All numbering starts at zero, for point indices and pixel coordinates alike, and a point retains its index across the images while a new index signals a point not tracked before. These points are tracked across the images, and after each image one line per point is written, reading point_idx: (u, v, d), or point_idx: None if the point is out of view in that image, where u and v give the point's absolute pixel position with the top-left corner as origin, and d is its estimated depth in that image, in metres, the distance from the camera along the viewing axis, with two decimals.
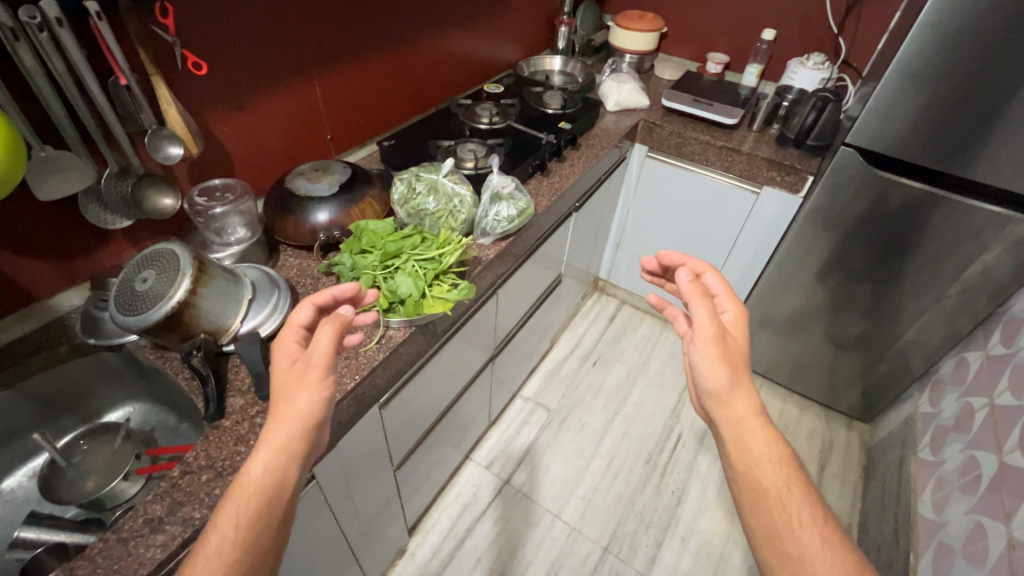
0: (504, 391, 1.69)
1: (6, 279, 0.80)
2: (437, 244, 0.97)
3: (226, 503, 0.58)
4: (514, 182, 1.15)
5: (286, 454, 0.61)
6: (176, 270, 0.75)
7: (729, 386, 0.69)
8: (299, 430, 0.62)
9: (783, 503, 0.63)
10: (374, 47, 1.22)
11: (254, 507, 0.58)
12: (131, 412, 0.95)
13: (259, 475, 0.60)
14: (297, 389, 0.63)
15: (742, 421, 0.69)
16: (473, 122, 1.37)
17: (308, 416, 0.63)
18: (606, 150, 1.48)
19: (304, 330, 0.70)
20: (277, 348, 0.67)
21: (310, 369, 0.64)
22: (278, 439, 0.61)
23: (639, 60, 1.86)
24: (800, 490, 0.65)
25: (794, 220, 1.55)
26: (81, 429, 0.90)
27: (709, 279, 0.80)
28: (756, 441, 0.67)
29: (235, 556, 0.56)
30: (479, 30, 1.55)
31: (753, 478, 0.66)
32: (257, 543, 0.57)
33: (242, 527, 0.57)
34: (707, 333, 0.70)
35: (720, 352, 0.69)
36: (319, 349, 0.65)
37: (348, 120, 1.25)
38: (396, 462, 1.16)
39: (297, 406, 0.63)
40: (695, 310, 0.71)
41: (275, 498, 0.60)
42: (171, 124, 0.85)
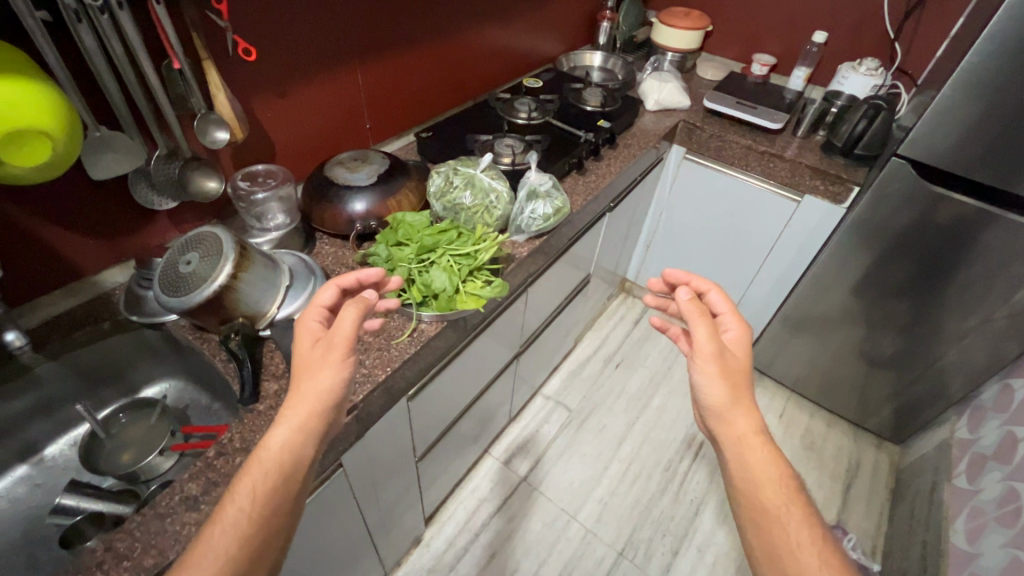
0: (525, 387, 1.69)
1: (57, 254, 0.82)
2: (472, 237, 0.96)
3: (243, 477, 0.60)
4: (551, 180, 1.14)
5: (304, 431, 0.64)
6: (219, 254, 0.77)
7: (730, 402, 0.68)
8: (317, 409, 0.64)
9: (783, 525, 0.61)
10: (417, 37, 1.22)
11: (268, 482, 0.60)
12: (167, 389, 0.97)
13: (276, 450, 0.62)
14: (317, 368, 0.66)
15: (744, 439, 0.66)
16: (511, 117, 1.36)
17: (326, 396, 0.65)
18: (644, 151, 1.46)
19: (326, 311, 0.72)
20: (300, 328, 0.69)
21: (332, 349, 0.66)
22: (297, 416, 0.63)
23: (682, 59, 1.82)
24: (801, 512, 0.62)
25: (835, 231, 1.50)
26: (120, 403, 0.92)
27: (713, 297, 0.79)
28: (760, 461, 0.65)
29: (248, 528, 0.57)
30: (520, 23, 1.53)
31: (754, 497, 0.64)
32: (271, 518, 0.59)
33: (256, 500, 0.59)
34: (707, 351, 0.69)
35: (720, 369, 0.68)
36: (341, 329, 0.67)
37: (388, 110, 1.25)
38: (419, 453, 1.17)
39: (317, 386, 0.65)
40: (695, 328, 0.70)
41: (289, 475, 0.62)
42: (219, 109, 0.85)
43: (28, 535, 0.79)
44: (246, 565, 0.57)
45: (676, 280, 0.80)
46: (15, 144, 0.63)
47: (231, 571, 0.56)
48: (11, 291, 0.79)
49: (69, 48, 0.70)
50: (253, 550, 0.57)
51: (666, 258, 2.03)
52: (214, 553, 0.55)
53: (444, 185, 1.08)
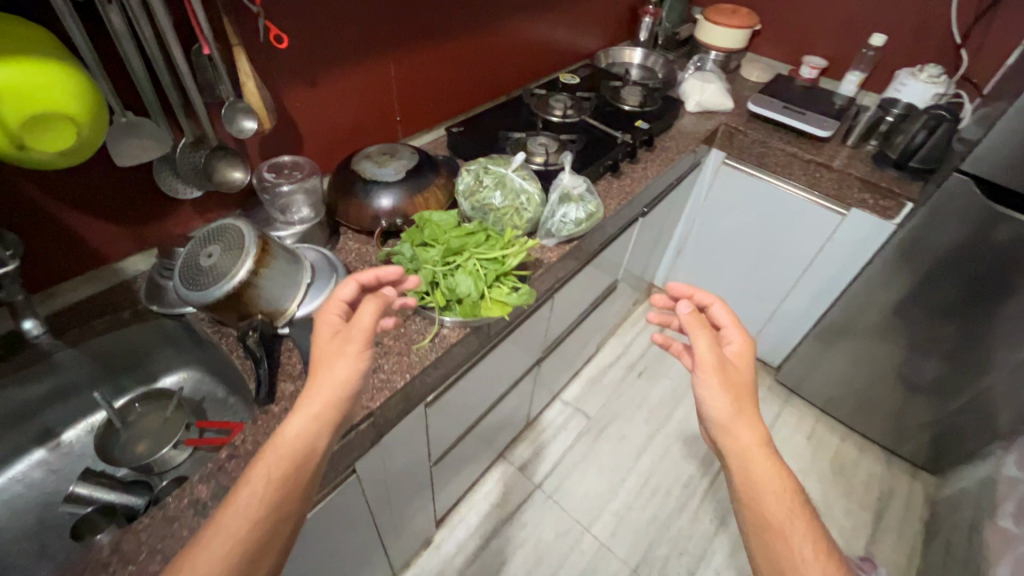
0: (544, 392, 1.65)
1: (81, 240, 0.80)
2: (500, 240, 0.92)
3: (259, 462, 0.59)
4: (585, 182, 1.09)
5: (319, 419, 0.63)
6: (241, 248, 0.75)
7: (732, 415, 0.65)
8: (335, 399, 0.64)
9: (787, 540, 0.58)
10: (453, 28, 1.18)
11: (283, 468, 0.60)
12: (184, 379, 0.95)
13: (292, 438, 0.62)
14: (335, 359, 0.65)
15: (747, 449, 0.63)
16: (546, 114, 1.31)
17: (343, 386, 0.65)
18: (682, 154, 1.39)
19: (344, 304, 0.72)
20: (319, 320, 0.69)
21: (350, 341, 0.67)
22: (312, 407, 0.63)
23: (726, 58, 1.73)
24: (804, 524, 0.59)
25: (883, 248, 1.42)
26: (137, 392, 0.91)
27: (717, 311, 0.75)
28: (766, 475, 0.62)
29: (261, 512, 0.57)
30: (559, 16, 1.48)
31: (758, 511, 0.61)
32: (284, 504, 0.59)
33: (271, 485, 0.59)
34: (708, 363, 0.67)
35: (721, 380, 0.66)
36: (359, 323, 0.67)
37: (420, 103, 1.21)
38: (434, 456, 1.14)
39: (333, 377, 0.65)
40: (696, 340, 0.68)
41: (304, 462, 0.62)
42: (247, 98, 0.82)
43: (42, 523, 0.79)
44: (256, 550, 0.56)
45: (678, 294, 0.77)
46: (41, 131, 0.61)
47: (240, 556, 0.55)
48: (33, 275, 0.78)
49: (98, 29, 0.67)
50: (264, 536, 0.57)
51: (697, 266, 1.96)
52: (226, 535, 0.55)
53: (473, 184, 1.04)
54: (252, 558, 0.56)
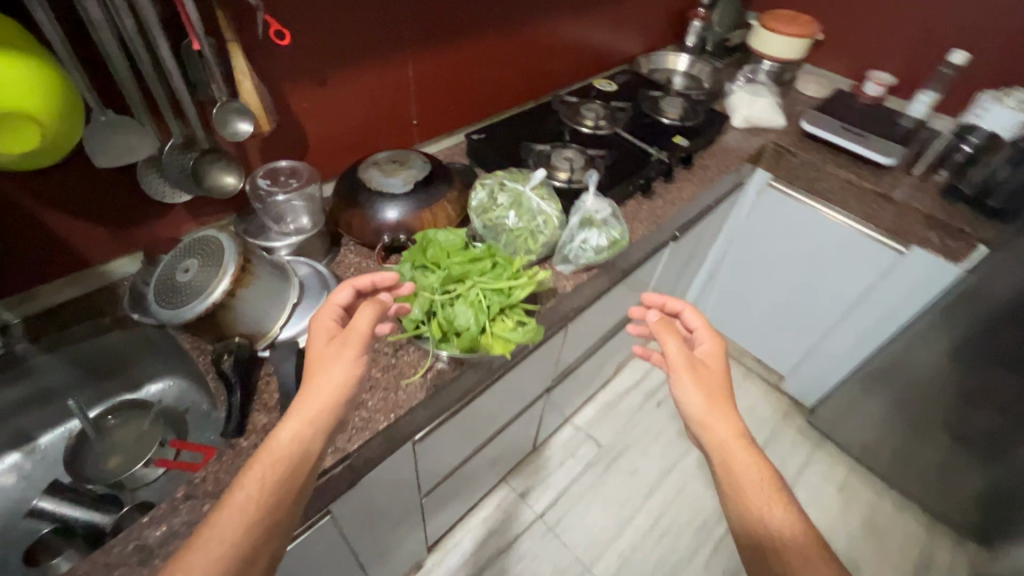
0: (554, 415, 1.56)
1: (61, 243, 0.76)
2: (508, 267, 0.83)
3: (255, 464, 0.57)
4: (611, 206, 0.98)
5: (315, 421, 0.62)
6: (219, 264, 0.68)
7: (709, 411, 0.66)
8: (332, 403, 0.63)
9: (764, 526, 0.58)
10: (480, 26, 1.09)
11: (280, 471, 0.58)
12: (167, 387, 0.89)
13: (287, 440, 0.60)
14: (332, 363, 0.64)
15: (722, 437, 0.64)
16: (575, 124, 1.22)
17: (340, 390, 0.64)
18: (723, 176, 1.27)
19: (340, 312, 0.71)
20: (314, 325, 0.68)
21: (345, 348, 0.65)
22: (309, 408, 0.62)
23: (781, 69, 1.58)
24: (779, 508, 0.59)
25: (945, 294, 1.26)
26: (112, 402, 0.86)
27: (688, 316, 0.76)
28: (742, 463, 0.62)
29: (259, 513, 0.55)
30: (599, 16, 1.37)
31: (738, 498, 0.61)
32: (279, 505, 0.57)
33: (269, 485, 0.57)
34: (679, 363, 0.68)
35: (692, 379, 0.67)
36: (355, 327, 0.67)
37: (439, 105, 1.13)
38: (426, 486, 1.07)
39: (328, 387, 0.63)
40: (666, 343, 0.70)
41: (300, 465, 0.60)
42: (243, 98, 0.75)
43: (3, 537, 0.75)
44: (252, 553, 0.54)
45: (652, 303, 0.78)
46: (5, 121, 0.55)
47: (234, 560, 0.53)
48: (11, 274, 0.74)
49: (76, 17, 0.61)
50: (258, 540, 0.55)
51: (730, 292, 1.82)
52: (222, 537, 0.53)
53: (487, 201, 0.95)
54: (248, 561, 0.54)
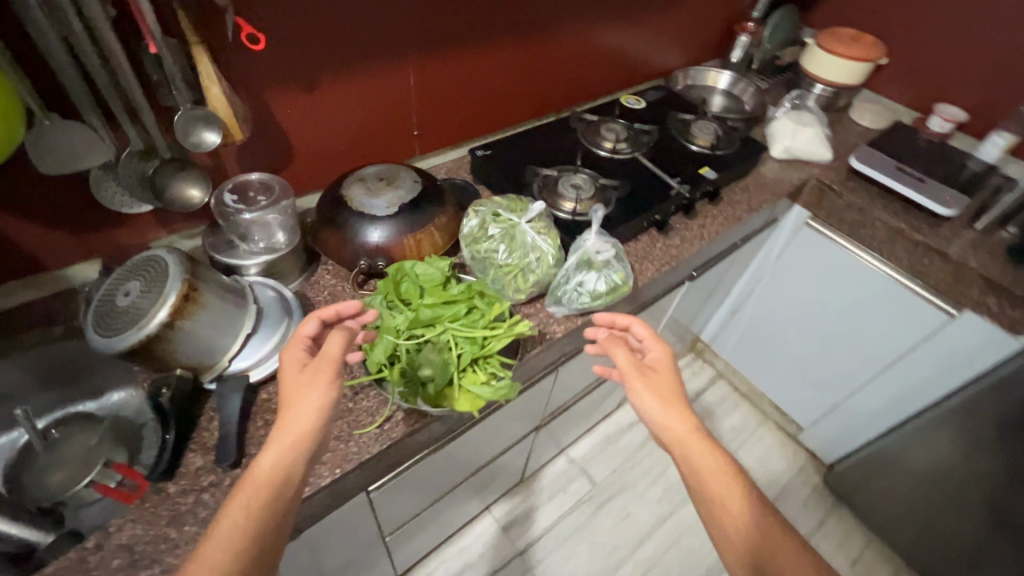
0: (548, 448, 1.46)
1: (14, 245, 0.71)
2: (487, 312, 0.74)
3: (236, 493, 0.53)
4: (616, 246, 0.88)
5: (297, 444, 0.58)
6: (160, 290, 0.62)
7: (669, 416, 0.65)
8: (314, 426, 0.59)
9: (736, 522, 0.58)
10: (493, 34, 0.99)
11: (264, 497, 0.54)
12: (127, 398, 0.83)
13: (269, 466, 0.56)
14: (308, 390, 0.60)
15: (683, 437, 0.64)
16: (592, 146, 1.11)
17: (319, 414, 0.59)
18: (753, 214, 1.14)
19: (310, 342, 0.66)
20: (284, 359, 0.63)
21: (321, 371, 0.61)
22: (288, 433, 0.57)
23: (834, 95, 1.43)
24: (747, 505, 0.59)
25: (998, 369, 1.10)
26: (62, 412, 0.81)
27: (635, 328, 0.74)
28: (704, 458, 0.62)
29: (247, 540, 0.51)
30: (633, 26, 1.25)
31: (707, 496, 0.61)
32: (268, 530, 0.53)
33: (256, 511, 0.53)
34: (632, 373, 0.68)
35: (647, 387, 0.67)
36: (327, 352, 0.63)
37: (443, 116, 1.05)
38: (393, 525, 1.00)
39: (304, 416, 0.58)
40: (617, 354, 0.70)
41: (286, 490, 0.56)
42: (212, 105, 0.69)
43: None
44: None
45: (601, 322, 0.76)
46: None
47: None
48: None
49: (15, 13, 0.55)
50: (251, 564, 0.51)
51: (752, 333, 1.67)
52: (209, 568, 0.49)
53: (478, 230, 0.87)
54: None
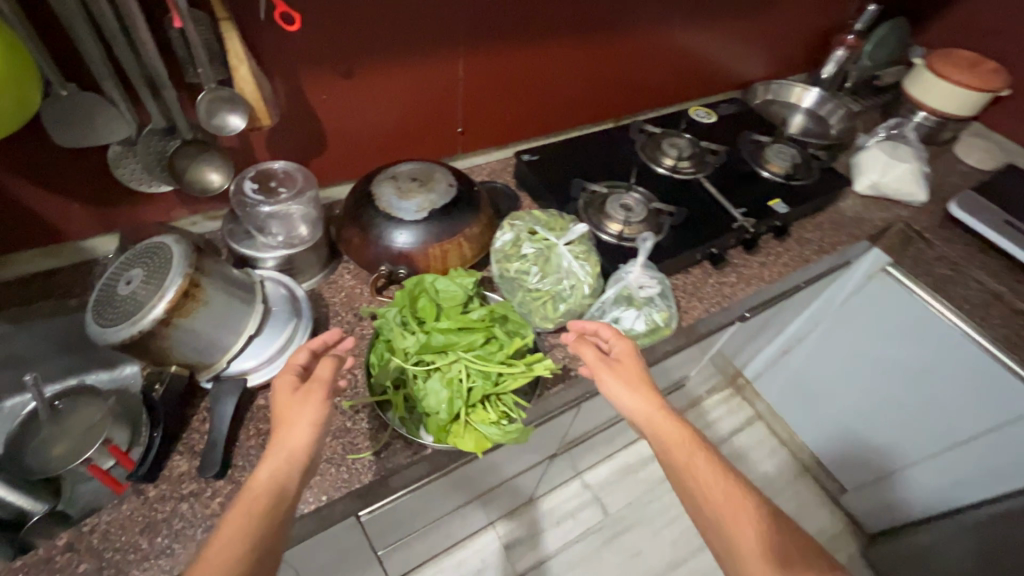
0: (563, 471, 1.38)
1: (33, 213, 0.70)
2: (507, 344, 0.67)
3: (228, 514, 0.48)
4: (662, 281, 0.78)
5: (292, 460, 0.52)
6: (160, 283, 0.57)
7: (635, 399, 0.64)
8: (309, 443, 0.53)
9: (705, 493, 0.57)
10: (554, 29, 0.90)
11: (261, 512, 0.48)
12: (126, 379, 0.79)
13: (264, 482, 0.51)
14: (300, 414, 0.54)
15: (649, 416, 0.63)
16: (650, 162, 1.01)
17: (314, 431, 0.54)
18: (824, 257, 1.01)
19: (302, 370, 0.60)
20: (275, 382, 0.57)
21: (316, 389, 0.56)
22: (282, 448, 0.53)
23: (939, 127, 1.25)
24: (715, 475, 0.58)
25: None
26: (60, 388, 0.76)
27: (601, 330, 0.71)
28: (671, 435, 0.61)
29: (243, 562, 0.46)
30: (712, 30, 1.12)
31: (681, 472, 0.59)
32: (267, 551, 0.48)
33: (254, 526, 0.48)
34: (597, 366, 0.66)
35: (613, 375, 0.66)
36: (318, 374, 0.57)
37: (491, 114, 0.97)
38: (389, 540, 0.95)
39: (298, 436, 0.53)
40: (584, 350, 0.68)
41: (282, 506, 0.50)
42: (239, 86, 0.64)
43: None
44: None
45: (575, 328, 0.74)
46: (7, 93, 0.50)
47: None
48: None
49: None
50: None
51: (802, 378, 1.51)
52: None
53: (511, 246, 0.79)
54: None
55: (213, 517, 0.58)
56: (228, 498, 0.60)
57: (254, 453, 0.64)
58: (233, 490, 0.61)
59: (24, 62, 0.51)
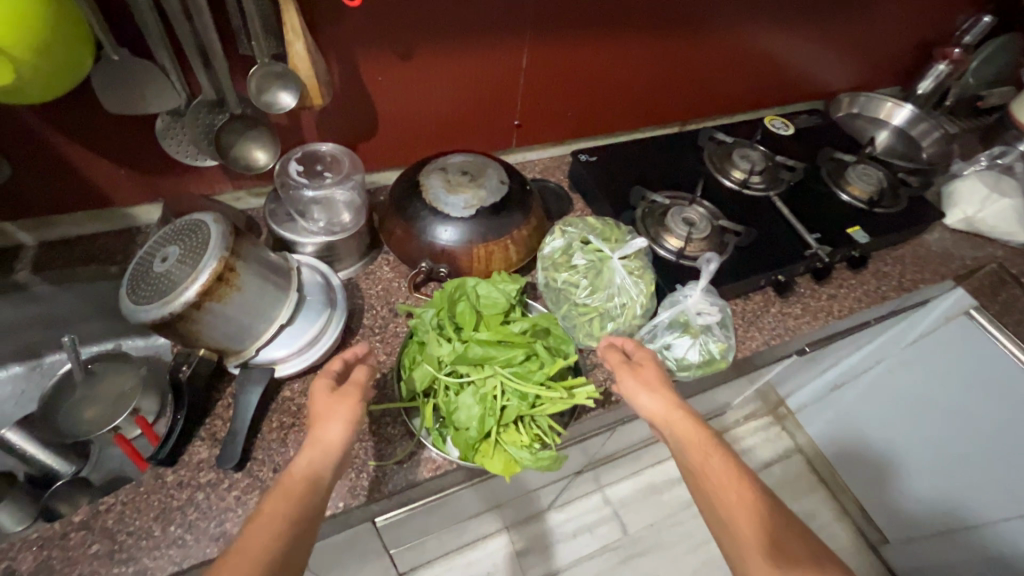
0: (585, 483, 1.32)
1: (80, 177, 0.68)
2: (548, 364, 0.61)
3: (267, 500, 0.46)
4: (722, 308, 0.72)
5: (327, 455, 0.50)
6: (195, 264, 0.55)
7: (656, 401, 0.59)
8: (341, 442, 0.51)
9: (717, 492, 0.53)
10: (630, 20, 0.83)
11: (289, 508, 0.46)
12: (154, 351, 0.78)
13: (302, 471, 0.49)
14: (335, 413, 0.52)
15: (667, 419, 0.58)
16: (718, 173, 0.93)
17: (347, 430, 0.52)
18: (903, 295, 0.91)
19: (337, 375, 0.57)
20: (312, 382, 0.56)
21: (349, 393, 0.54)
22: (317, 443, 0.51)
23: None
24: (731, 475, 0.53)
25: None
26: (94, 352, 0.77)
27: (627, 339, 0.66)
28: (690, 435, 0.56)
29: (280, 549, 0.44)
30: (802, 32, 1.02)
31: (697, 475, 0.54)
32: (302, 540, 0.46)
33: (284, 519, 0.45)
34: (621, 367, 0.62)
35: (634, 376, 0.61)
36: (354, 378, 0.56)
37: (550, 108, 0.91)
38: (402, 539, 0.92)
39: (334, 431, 0.51)
40: (609, 353, 0.64)
41: (312, 503, 0.47)
42: (293, 62, 0.61)
43: None
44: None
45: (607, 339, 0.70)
46: (62, 30, 0.48)
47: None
48: (19, 196, 0.67)
49: None
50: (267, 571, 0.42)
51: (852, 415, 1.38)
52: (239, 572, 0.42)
53: (560, 254, 0.74)
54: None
55: (227, 511, 0.56)
56: (244, 492, 0.58)
57: (274, 447, 0.61)
58: (250, 485, 0.58)
59: (72, 20, 0.49)
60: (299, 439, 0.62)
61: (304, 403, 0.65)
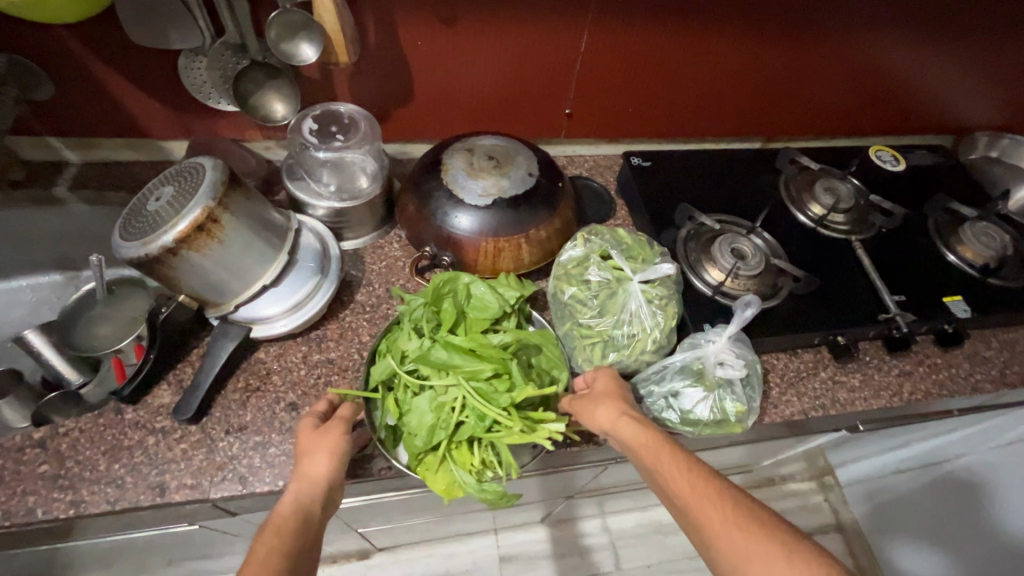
0: (586, 506, 1.21)
1: (118, 104, 0.70)
2: (518, 388, 0.54)
3: (259, 537, 0.42)
4: (750, 363, 0.60)
5: (314, 487, 0.47)
6: (179, 209, 0.52)
7: (606, 419, 0.53)
8: (329, 473, 0.48)
9: (672, 486, 0.46)
10: (717, 9, 0.71)
11: (286, 538, 0.42)
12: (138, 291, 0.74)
13: (291, 506, 0.45)
14: (318, 445, 0.50)
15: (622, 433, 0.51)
16: (793, 205, 0.80)
17: (334, 462, 0.49)
18: (1003, 392, 0.73)
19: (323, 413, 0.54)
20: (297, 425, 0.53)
21: (333, 431, 0.51)
22: (309, 472, 0.48)
23: None
24: (686, 472, 0.46)
25: None
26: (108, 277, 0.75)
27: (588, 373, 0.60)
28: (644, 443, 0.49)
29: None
30: (942, 49, 0.83)
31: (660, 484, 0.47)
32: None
33: (282, 551, 0.41)
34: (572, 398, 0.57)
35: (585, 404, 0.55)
36: (341, 412, 0.54)
37: (608, 99, 0.81)
38: (369, 520, 0.89)
39: (318, 463, 0.48)
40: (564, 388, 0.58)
41: (308, 534, 0.44)
42: (319, 14, 0.58)
43: None
44: None
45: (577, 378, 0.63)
46: None
47: None
48: (63, 116, 0.70)
49: None
50: None
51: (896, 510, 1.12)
52: None
53: (575, 265, 0.65)
54: None
55: (169, 463, 0.56)
56: (191, 448, 0.57)
57: (233, 407, 0.60)
58: (199, 441, 0.57)
59: None
60: (259, 405, 0.60)
61: (275, 368, 0.64)
